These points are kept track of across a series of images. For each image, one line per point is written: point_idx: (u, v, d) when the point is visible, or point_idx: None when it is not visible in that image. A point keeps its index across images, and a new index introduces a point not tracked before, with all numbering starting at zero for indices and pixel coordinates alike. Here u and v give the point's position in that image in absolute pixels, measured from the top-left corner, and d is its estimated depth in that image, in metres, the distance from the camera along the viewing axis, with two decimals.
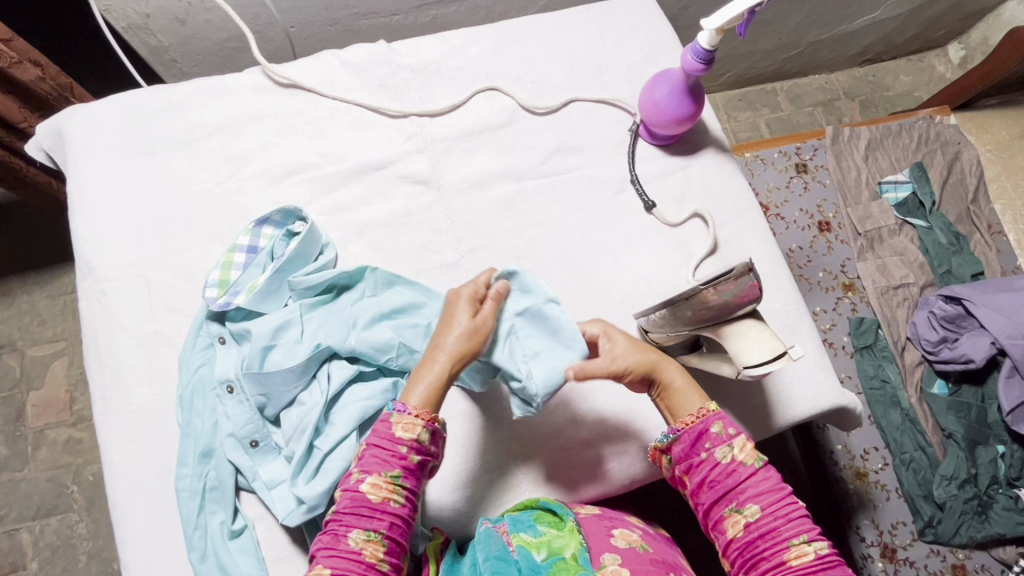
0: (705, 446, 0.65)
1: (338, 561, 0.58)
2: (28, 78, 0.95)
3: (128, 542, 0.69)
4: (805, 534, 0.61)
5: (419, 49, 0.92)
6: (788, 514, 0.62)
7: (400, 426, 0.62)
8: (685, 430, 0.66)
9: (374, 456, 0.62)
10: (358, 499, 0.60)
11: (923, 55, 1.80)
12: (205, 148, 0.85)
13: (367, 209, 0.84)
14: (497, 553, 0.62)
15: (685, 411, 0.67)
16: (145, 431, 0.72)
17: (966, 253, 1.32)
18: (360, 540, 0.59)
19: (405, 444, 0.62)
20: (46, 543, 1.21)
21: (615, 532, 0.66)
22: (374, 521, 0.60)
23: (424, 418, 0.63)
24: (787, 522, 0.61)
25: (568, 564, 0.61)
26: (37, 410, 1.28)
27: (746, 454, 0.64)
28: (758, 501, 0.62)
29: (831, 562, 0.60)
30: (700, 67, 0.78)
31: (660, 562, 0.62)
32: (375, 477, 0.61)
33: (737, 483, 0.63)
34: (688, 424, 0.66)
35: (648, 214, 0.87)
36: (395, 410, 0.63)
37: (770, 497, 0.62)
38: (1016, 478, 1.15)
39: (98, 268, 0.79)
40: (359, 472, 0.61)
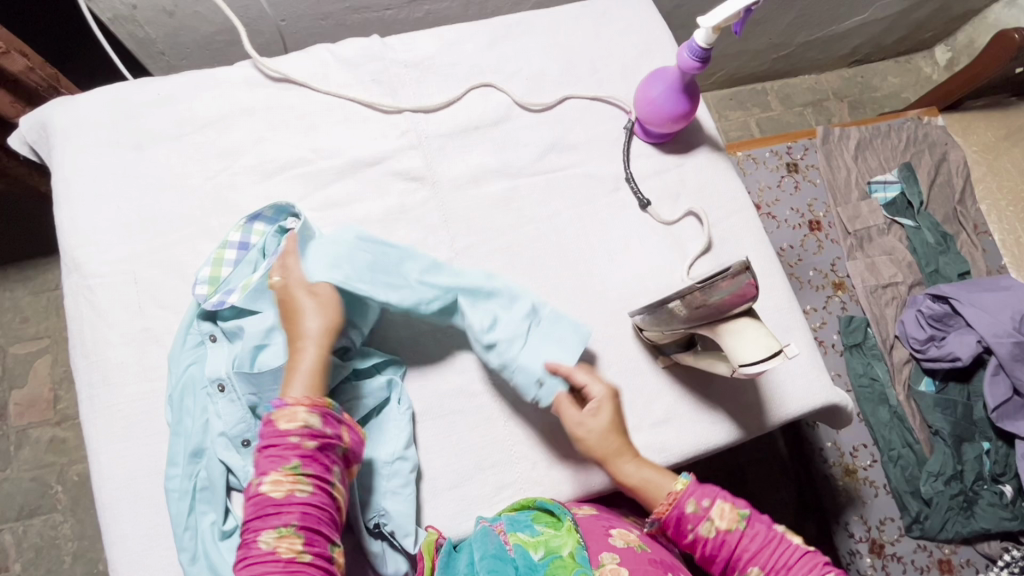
0: (688, 529, 0.65)
1: (254, 567, 0.56)
2: (17, 68, 0.93)
3: (116, 544, 0.68)
4: (814, 572, 0.61)
5: (413, 44, 0.91)
6: (788, 563, 0.62)
7: (282, 419, 0.60)
8: (663, 518, 0.66)
9: (268, 455, 0.59)
10: (262, 501, 0.58)
11: (910, 57, 1.82)
12: (195, 143, 0.83)
13: (361, 205, 0.83)
14: (493, 552, 0.63)
15: (659, 498, 0.67)
16: (134, 431, 0.71)
17: (953, 252, 1.34)
18: (271, 539, 0.57)
19: (295, 434, 0.60)
20: (29, 545, 1.19)
21: (613, 532, 0.66)
22: (282, 518, 0.58)
23: (307, 403, 0.62)
24: (791, 572, 0.61)
25: (565, 562, 0.61)
26: (19, 409, 1.26)
27: (726, 521, 0.64)
28: (756, 564, 0.62)
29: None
30: (696, 64, 0.78)
31: (658, 562, 0.62)
32: (272, 475, 0.59)
33: (731, 552, 0.63)
34: (664, 512, 0.66)
35: (643, 212, 0.87)
36: (274, 408, 0.61)
37: (764, 553, 0.63)
38: (1001, 474, 1.17)
39: (85, 265, 0.77)
40: (257, 476, 0.59)
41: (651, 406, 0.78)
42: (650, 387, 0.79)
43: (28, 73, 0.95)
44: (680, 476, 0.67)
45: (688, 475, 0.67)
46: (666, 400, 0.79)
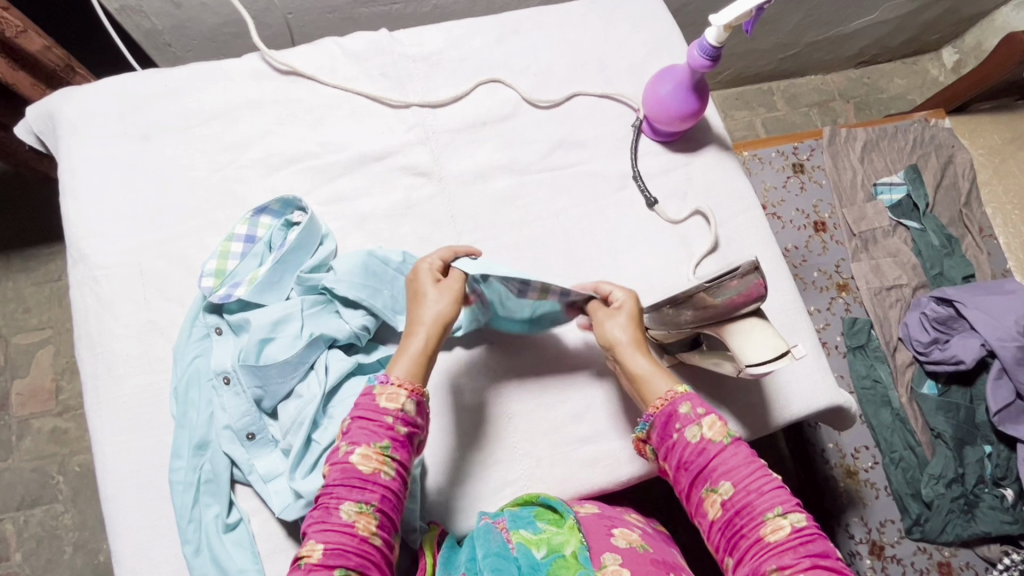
0: (675, 429, 0.62)
1: (330, 533, 0.55)
2: (34, 47, 0.93)
3: (119, 536, 0.68)
4: (781, 506, 0.57)
5: (421, 39, 0.90)
6: (761, 488, 0.58)
7: (384, 397, 0.61)
8: (655, 414, 0.64)
9: (361, 427, 0.60)
10: (349, 470, 0.57)
11: (918, 58, 1.81)
12: (202, 135, 0.83)
13: (368, 200, 0.83)
14: (496, 550, 0.62)
15: (654, 395, 0.65)
16: (139, 423, 0.71)
17: (958, 255, 1.33)
18: (352, 511, 0.56)
19: (391, 415, 0.60)
20: (30, 535, 1.19)
21: (615, 531, 0.66)
22: (365, 493, 0.57)
23: (408, 388, 0.62)
24: (761, 496, 0.57)
25: (568, 562, 0.61)
26: (22, 399, 1.26)
27: (714, 432, 0.61)
28: (730, 478, 0.58)
29: (810, 536, 0.55)
30: (706, 63, 0.78)
31: (660, 562, 0.62)
32: (365, 449, 0.58)
33: (708, 462, 0.60)
34: (658, 407, 0.64)
35: (650, 210, 0.87)
36: (377, 382, 0.62)
37: (742, 472, 0.59)
38: (1002, 478, 1.17)
39: (91, 256, 0.77)
40: (346, 445, 0.59)
41: None
42: None
43: (46, 53, 0.95)
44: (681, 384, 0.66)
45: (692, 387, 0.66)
46: None
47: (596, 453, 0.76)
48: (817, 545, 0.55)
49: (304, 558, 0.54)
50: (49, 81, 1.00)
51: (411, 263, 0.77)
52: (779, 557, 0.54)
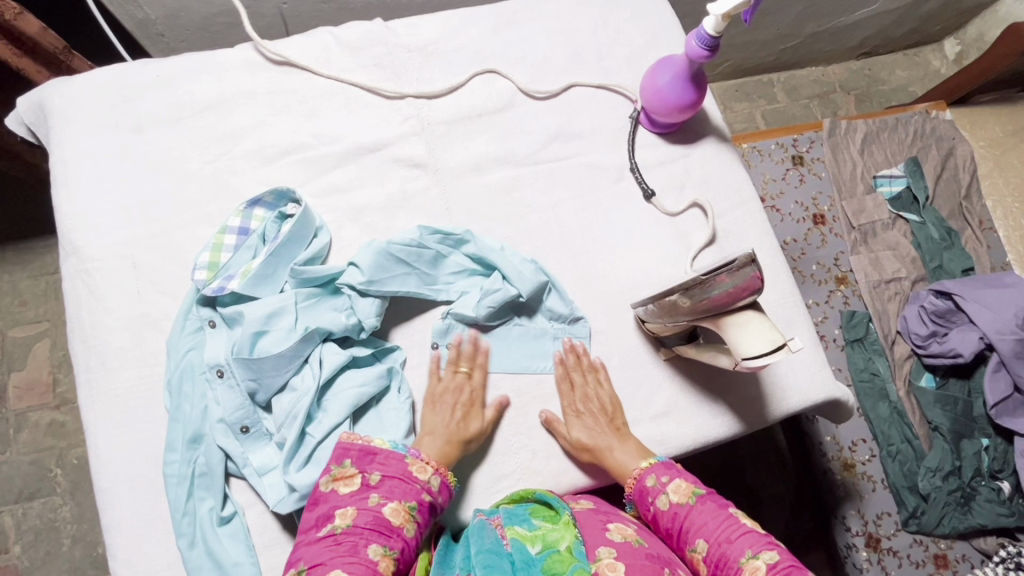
0: (649, 501, 0.68)
1: (354, 566, 0.57)
2: (32, 30, 0.92)
3: (114, 529, 0.68)
4: (753, 550, 0.60)
5: (417, 28, 0.89)
6: (730, 537, 0.62)
7: (416, 467, 0.66)
8: (631, 492, 0.70)
9: (394, 484, 0.64)
10: (378, 519, 0.61)
11: (919, 50, 1.80)
12: (195, 126, 0.82)
13: (363, 191, 0.82)
14: (489, 547, 0.61)
15: (627, 474, 0.71)
16: (133, 416, 0.71)
17: (958, 248, 1.33)
18: (378, 552, 0.59)
19: (422, 483, 0.65)
20: (28, 528, 1.19)
21: (610, 526, 0.65)
22: (390, 540, 0.61)
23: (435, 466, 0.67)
24: (730, 545, 0.61)
25: (562, 556, 0.60)
26: (19, 392, 1.26)
27: (680, 495, 0.67)
28: (701, 535, 0.63)
29: (787, 570, 0.58)
30: (704, 53, 0.77)
31: (655, 557, 0.61)
32: (396, 503, 0.63)
33: (681, 524, 0.65)
34: (630, 486, 0.70)
35: (647, 202, 0.86)
36: (408, 453, 0.67)
37: (710, 526, 0.63)
38: (999, 471, 1.17)
39: (83, 248, 0.76)
40: (379, 497, 0.63)
41: (650, 396, 0.78)
42: (650, 380, 0.79)
43: (45, 36, 0.94)
44: (650, 457, 0.72)
45: (659, 457, 0.71)
46: (667, 393, 0.79)
47: None
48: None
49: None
50: (52, 68, 0.99)
51: (421, 248, 0.77)
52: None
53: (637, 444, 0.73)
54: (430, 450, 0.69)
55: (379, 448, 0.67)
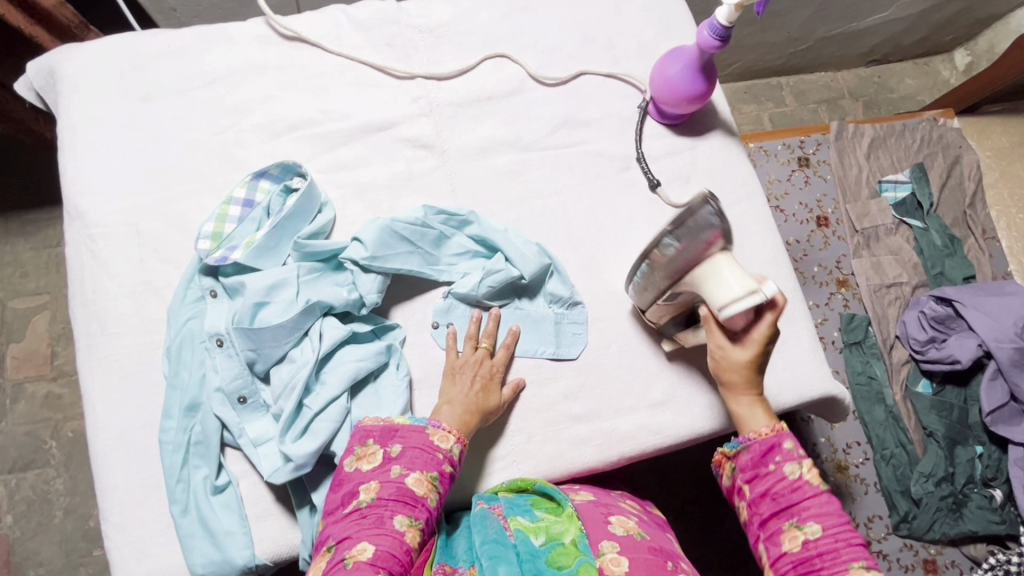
0: (774, 459, 0.63)
1: (384, 539, 0.57)
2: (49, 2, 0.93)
3: (108, 493, 0.68)
4: (863, 561, 0.57)
5: (429, 10, 0.89)
6: (850, 539, 0.58)
7: (436, 437, 0.66)
8: (756, 440, 0.64)
9: (416, 455, 0.64)
10: (403, 490, 0.61)
11: (929, 59, 1.80)
12: (203, 98, 0.82)
13: (368, 169, 0.82)
14: (493, 536, 0.61)
15: (752, 426, 0.65)
16: (131, 382, 0.71)
17: (960, 255, 1.33)
18: (404, 523, 0.59)
19: (443, 452, 0.65)
20: (21, 498, 1.20)
21: (611, 519, 0.66)
22: (416, 510, 0.61)
23: (457, 434, 0.67)
24: (848, 546, 0.58)
25: (567, 549, 0.60)
26: (17, 362, 1.26)
27: (813, 475, 0.62)
28: (820, 520, 0.59)
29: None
30: (716, 43, 0.77)
31: (658, 550, 0.62)
32: (418, 473, 0.63)
33: (801, 500, 0.61)
34: (762, 434, 0.64)
35: (653, 192, 0.86)
36: (429, 424, 0.66)
37: (834, 519, 0.60)
38: (992, 479, 1.17)
39: (87, 214, 0.76)
40: (401, 468, 0.63)
41: (648, 384, 0.78)
42: (648, 368, 0.79)
43: (60, 8, 0.95)
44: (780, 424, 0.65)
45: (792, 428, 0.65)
46: (665, 382, 0.79)
47: (587, 431, 0.76)
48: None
49: (353, 557, 0.55)
50: (65, 41, 1.00)
51: (425, 227, 0.77)
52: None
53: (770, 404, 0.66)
54: (448, 417, 0.68)
55: (400, 424, 0.66)
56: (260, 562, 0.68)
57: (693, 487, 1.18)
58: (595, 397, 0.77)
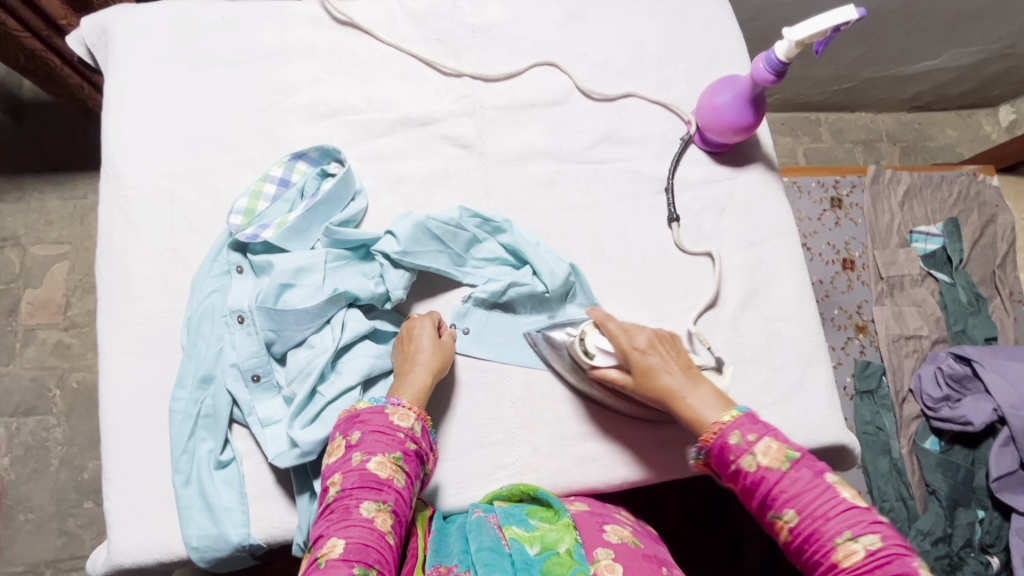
0: (730, 459, 0.62)
1: (352, 530, 0.57)
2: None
3: (114, 454, 0.68)
4: (851, 530, 0.55)
5: (483, 10, 0.89)
6: (827, 513, 0.56)
7: (395, 416, 0.64)
8: (707, 445, 0.64)
9: (376, 439, 0.63)
10: (366, 476, 0.60)
11: (972, 112, 1.77)
12: (250, 72, 0.82)
13: (405, 162, 0.82)
14: (489, 544, 0.60)
15: (705, 426, 0.65)
16: (147, 347, 0.71)
17: (984, 315, 1.31)
18: (372, 509, 0.59)
19: (404, 431, 0.64)
20: (20, 442, 1.21)
21: (607, 528, 0.65)
22: (383, 493, 0.60)
23: (417, 411, 0.66)
24: (827, 521, 0.56)
25: (562, 559, 0.59)
26: (31, 308, 1.27)
27: (769, 458, 0.60)
28: (792, 506, 0.57)
29: (887, 558, 0.53)
30: (770, 77, 0.76)
31: (652, 557, 0.62)
32: (380, 457, 0.62)
33: (769, 489, 0.59)
34: (709, 439, 0.64)
35: (670, 227, 0.84)
36: (388, 403, 0.65)
37: (805, 498, 0.57)
38: (990, 545, 1.15)
39: (124, 175, 0.77)
40: (362, 454, 0.62)
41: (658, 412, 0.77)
42: None
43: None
44: (732, 409, 0.65)
45: (744, 410, 0.64)
46: None
47: (591, 449, 0.76)
48: (899, 568, 0.52)
49: (325, 556, 0.55)
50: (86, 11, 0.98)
51: (458, 229, 0.77)
52: None
53: (715, 391, 0.68)
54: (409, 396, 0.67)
55: (360, 409, 0.65)
56: (254, 543, 0.67)
57: (686, 517, 1.15)
58: (603, 416, 0.77)
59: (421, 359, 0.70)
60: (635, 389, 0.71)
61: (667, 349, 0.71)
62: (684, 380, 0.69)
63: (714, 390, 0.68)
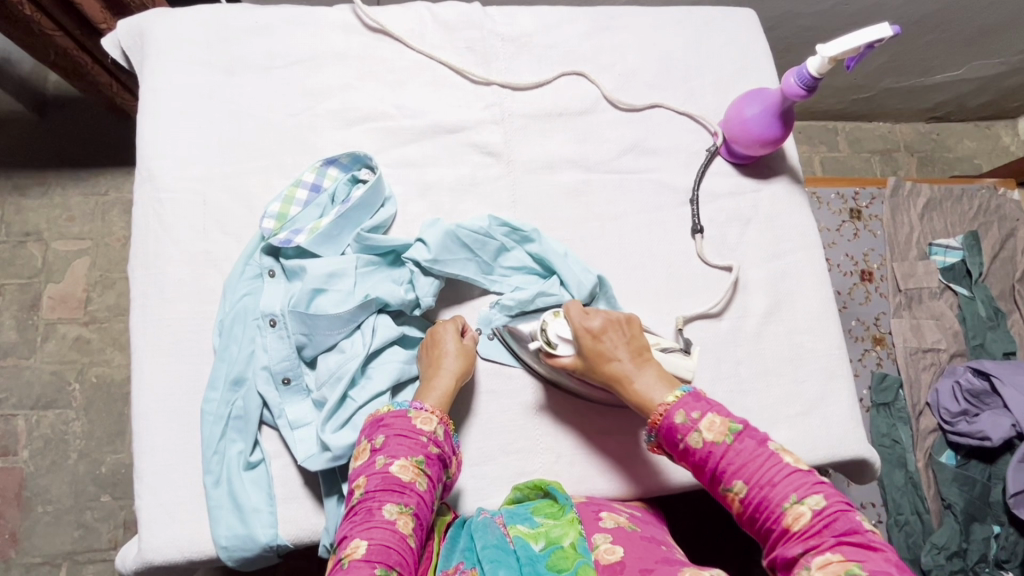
0: (678, 439, 0.64)
1: (373, 531, 0.58)
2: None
3: (145, 453, 0.70)
4: (796, 493, 0.57)
5: (513, 19, 0.90)
6: (773, 479, 0.58)
7: (418, 420, 0.65)
8: (655, 428, 0.66)
9: (399, 442, 0.63)
10: (388, 479, 0.61)
11: (992, 123, 1.76)
12: (283, 78, 0.83)
13: (434, 169, 0.83)
14: (495, 543, 0.62)
15: (652, 407, 0.67)
16: (180, 348, 0.72)
17: (1003, 330, 1.30)
18: (394, 511, 0.60)
19: (426, 435, 0.64)
20: (39, 435, 1.22)
21: (603, 514, 0.67)
22: (404, 496, 0.61)
23: (439, 415, 0.67)
24: (774, 488, 0.58)
25: (566, 553, 0.60)
26: (52, 303, 1.29)
27: (714, 433, 0.62)
28: (741, 476, 0.60)
29: (832, 515, 0.55)
30: (801, 92, 0.76)
31: (649, 538, 0.64)
32: (403, 460, 0.62)
33: (718, 464, 0.61)
34: (655, 421, 0.65)
35: (693, 238, 0.85)
36: (411, 407, 0.66)
37: (751, 467, 0.59)
38: (1005, 561, 1.14)
39: (158, 177, 0.78)
40: (385, 457, 0.63)
41: None
42: None
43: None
44: (676, 389, 0.66)
45: (687, 389, 0.66)
46: None
47: (614, 457, 0.76)
48: (843, 523, 0.55)
49: (348, 556, 0.57)
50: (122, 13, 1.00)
51: (486, 240, 0.78)
52: (807, 542, 0.55)
53: (660, 373, 0.69)
54: (432, 400, 0.68)
55: (384, 414, 0.66)
56: (281, 543, 0.68)
57: None
58: (626, 425, 0.77)
59: (446, 363, 0.70)
60: (589, 373, 0.71)
61: (624, 333, 0.71)
62: (631, 364, 0.70)
63: (661, 371, 0.69)
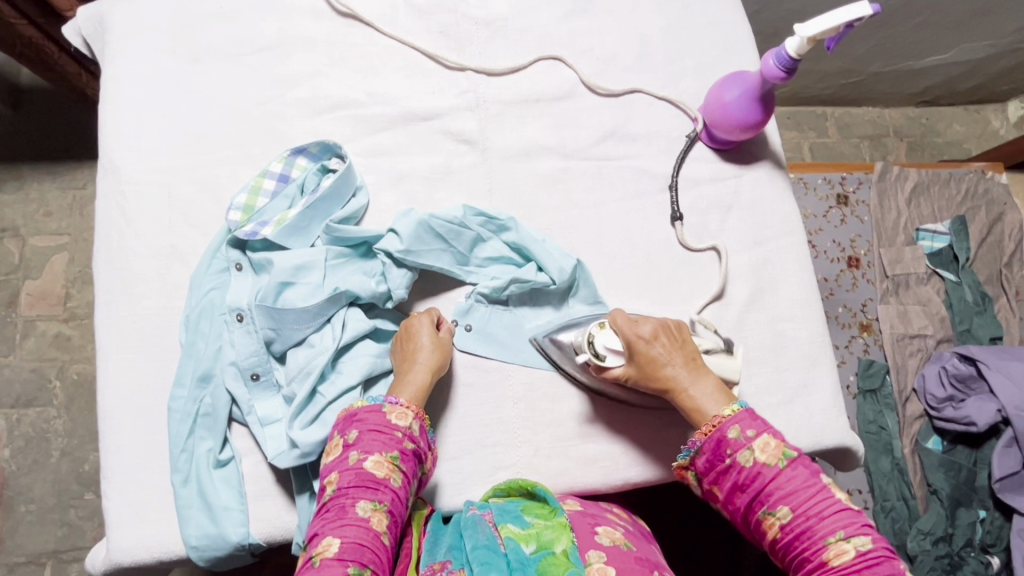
0: (726, 453, 0.62)
1: (345, 529, 0.56)
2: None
3: (112, 453, 0.68)
4: (843, 530, 0.57)
5: (487, 2, 0.87)
6: (822, 512, 0.58)
7: (393, 415, 0.64)
8: (705, 439, 0.64)
9: (373, 438, 0.62)
10: (362, 476, 0.60)
11: (981, 107, 1.74)
12: (250, 65, 0.81)
13: (406, 158, 0.80)
14: (485, 543, 0.59)
15: (704, 419, 0.65)
16: (146, 345, 0.70)
17: (989, 314, 1.29)
18: (367, 508, 0.58)
19: (401, 430, 0.63)
20: (20, 434, 1.20)
21: (599, 529, 0.64)
22: (378, 493, 0.59)
23: (415, 410, 0.65)
24: (821, 521, 0.58)
25: (558, 559, 0.57)
26: (31, 299, 1.26)
27: (768, 455, 0.61)
28: (788, 502, 0.59)
29: (876, 558, 0.55)
30: (780, 74, 0.74)
31: (644, 560, 0.61)
32: (377, 456, 0.61)
33: (765, 486, 0.60)
34: (707, 432, 0.64)
35: (673, 225, 0.83)
36: (385, 402, 0.65)
37: (801, 496, 0.59)
38: (990, 545, 1.15)
39: (121, 169, 0.75)
40: (359, 453, 0.61)
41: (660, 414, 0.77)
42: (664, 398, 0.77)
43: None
44: (732, 403, 0.65)
45: (743, 405, 0.65)
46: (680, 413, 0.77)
47: (594, 449, 0.75)
48: (885, 568, 0.55)
49: (320, 555, 0.55)
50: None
51: (461, 228, 0.76)
52: None
53: (716, 382, 0.68)
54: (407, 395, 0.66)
55: (357, 409, 0.65)
56: (253, 542, 0.67)
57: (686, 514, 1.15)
58: (604, 416, 0.76)
59: (420, 357, 0.69)
60: (639, 380, 0.70)
61: (677, 342, 0.70)
62: (687, 370, 0.68)
63: (717, 382, 0.68)
